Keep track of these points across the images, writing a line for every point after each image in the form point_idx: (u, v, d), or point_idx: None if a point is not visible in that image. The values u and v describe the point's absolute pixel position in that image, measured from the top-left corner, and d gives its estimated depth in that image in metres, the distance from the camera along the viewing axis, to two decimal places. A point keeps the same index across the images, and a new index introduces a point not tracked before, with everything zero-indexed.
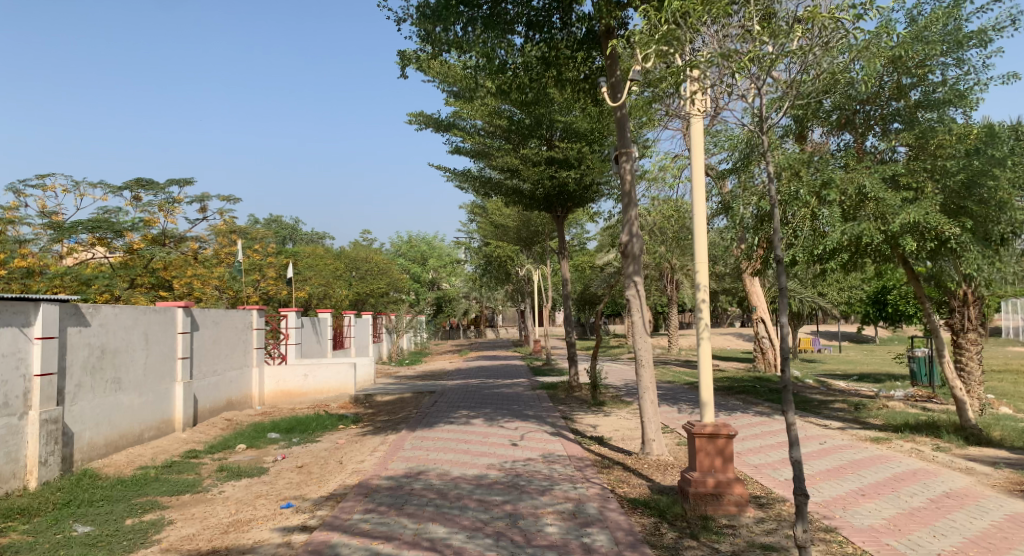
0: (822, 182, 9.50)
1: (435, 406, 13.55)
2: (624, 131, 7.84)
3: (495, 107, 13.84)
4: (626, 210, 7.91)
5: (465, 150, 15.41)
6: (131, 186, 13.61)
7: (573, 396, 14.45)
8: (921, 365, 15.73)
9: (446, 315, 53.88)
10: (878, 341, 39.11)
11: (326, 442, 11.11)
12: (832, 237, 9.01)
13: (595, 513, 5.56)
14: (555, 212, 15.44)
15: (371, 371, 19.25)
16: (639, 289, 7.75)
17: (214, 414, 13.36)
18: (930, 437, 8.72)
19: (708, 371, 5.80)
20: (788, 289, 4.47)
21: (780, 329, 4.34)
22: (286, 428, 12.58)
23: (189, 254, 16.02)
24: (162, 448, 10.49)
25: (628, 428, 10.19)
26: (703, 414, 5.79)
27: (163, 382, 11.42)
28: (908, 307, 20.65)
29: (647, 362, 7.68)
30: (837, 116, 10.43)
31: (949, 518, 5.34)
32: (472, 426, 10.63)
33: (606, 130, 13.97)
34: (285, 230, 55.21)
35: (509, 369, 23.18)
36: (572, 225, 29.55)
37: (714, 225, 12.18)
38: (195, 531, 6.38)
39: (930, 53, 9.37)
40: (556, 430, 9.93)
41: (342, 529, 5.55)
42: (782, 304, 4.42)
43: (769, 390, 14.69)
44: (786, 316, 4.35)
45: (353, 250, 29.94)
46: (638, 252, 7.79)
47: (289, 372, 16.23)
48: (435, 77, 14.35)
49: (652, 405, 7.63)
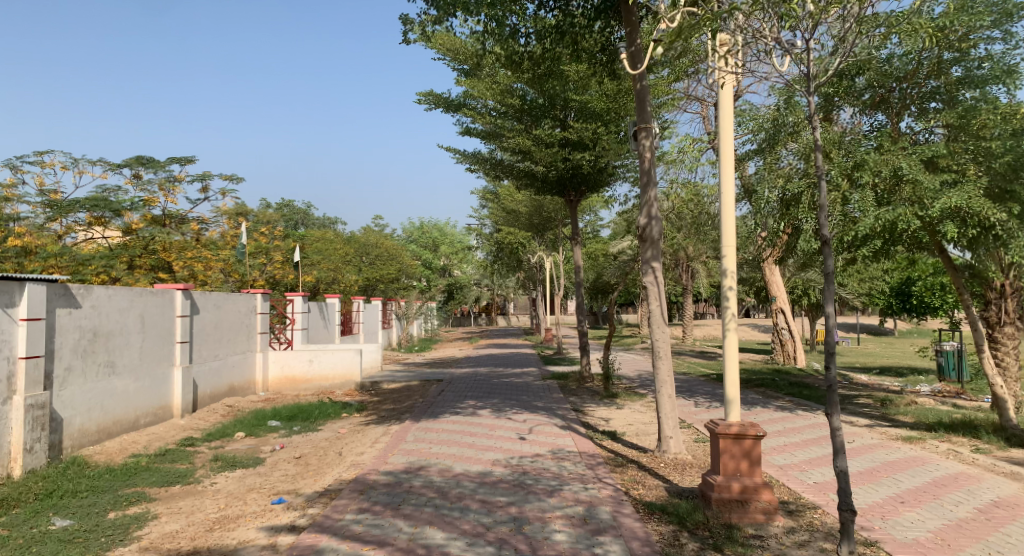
0: (855, 164, 8.90)
1: (442, 395, 13.12)
2: (644, 104, 7.22)
3: (508, 85, 13.31)
4: (644, 191, 7.35)
5: (476, 131, 14.85)
6: (131, 163, 13.21)
7: (585, 387, 13.95)
8: (949, 360, 14.96)
9: (457, 303, 53.53)
10: (898, 335, 38.24)
11: (328, 431, 10.72)
12: (866, 223, 8.40)
13: (607, 519, 5.07)
14: (568, 196, 14.87)
15: (378, 358, 18.78)
16: (658, 276, 7.19)
17: (215, 401, 13.02)
18: (968, 438, 8.13)
19: (736, 366, 5.28)
20: (835, 277, 3.94)
21: (826, 320, 3.81)
22: (287, 416, 12.19)
23: (191, 238, 15.64)
24: (158, 436, 10.13)
25: (642, 423, 9.68)
26: (728, 411, 5.27)
27: (160, 367, 11.06)
28: (933, 299, 19.90)
29: (666, 354, 7.14)
30: (870, 95, 9.76)
31: (1004, 531, 4.79)
32: (479, 417, 10.16)
33: (623, 110, 13.35)
34: (297, 215, 54.98)
35: (521, 357, 22.75)
36: (586, 212, 28.97)
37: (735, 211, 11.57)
38: (179, 528, 5.98)
39: (975, 26, 8.68)
40: (566, 424, 9.45)
41: (331, 532, 5.11)
42: (828, 293, 3.90)
43: (790, 384, 14.09)
44: (832, 305, 3.82)
45: (363, 235, 29.59)
46: (657, 236, 7.23)
47: (293, 357, 15.76)
48: (446, 52, 13.88)
49: (670, 400, 7.11)
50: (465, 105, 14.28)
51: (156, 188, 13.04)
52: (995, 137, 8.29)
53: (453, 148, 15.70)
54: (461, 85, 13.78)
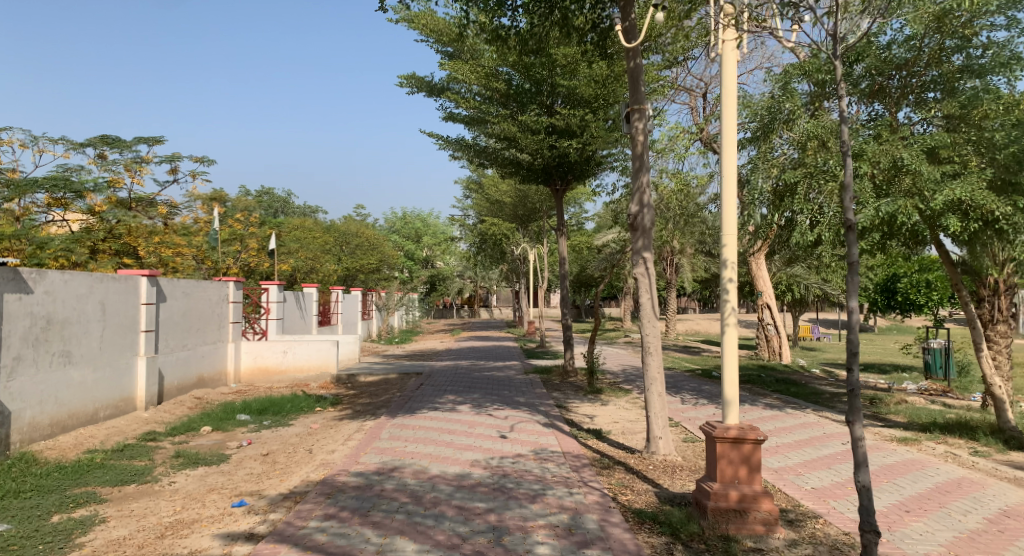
0: (853, 153, 8.54)
1: (421, 389, 12.67)
2: (637, 83, 6.79)
3: (492, 68, 12.82)
4: (636, 176, 6.88)
5: (459, 116, 14.35)
6: (94, 143, 12.44)
7: (568, 382, 13.55)
8: (937, 358, 14.75)
9: (440, 294, 52.96)
10: (878, 331, 38.35)
11: (299, 426, 10.22)
12: (865, 214, 8.04)
13: (595, 530, 4.65)
14: (554, 185, 14.42)
15: (356, 350, 18.23)
16: (649, 267, 6.78)
17: (182, 393, 12.45)
18: (965, 439, 7.85)
19: (735, 364, 4.90)
20: (859, 268, 3.53)
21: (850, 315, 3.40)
22: (257, 410, 11.66)
23: (159, 224, 14.92)
24: (118, 429, 9.56)
25: (628, 421, 9.29)
26: (726, 413, 4.87)
27: (122, 357, 10.45)
28: (919, 296, 19.80)
29: (656, 349, 6.74)
30: (868, 83, 9.35)
31: (1020, 545, 4.46)
32: (458, 414, 9.72)
33: (612, 97, 12.91)
34: (278, 203, 53.98)
35: (502, 351, 22.30)
36: (571, 203, 28.64)
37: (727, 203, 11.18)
38: (127, 534, 5.46)
39: (979, 12, 8.37)
40: (549, 421, 9.05)
41: (292, 542, 4.64)
42: (850, 285, 3.49)
43: (777, 381, 13.82)
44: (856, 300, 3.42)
45: (344, 224, 28.99)
46: (649, 224, 6.84)
47: (267, 347, 15.22)
48: (430, 33, 13.38)
49: (660, 398, 6.72)
50: (448, 89, 13.75)
51: (122, 169, 12.31)
52: (996, 128, 8.01)
53: (436, 134, 15.15)
54: (445, 67, 13.26)
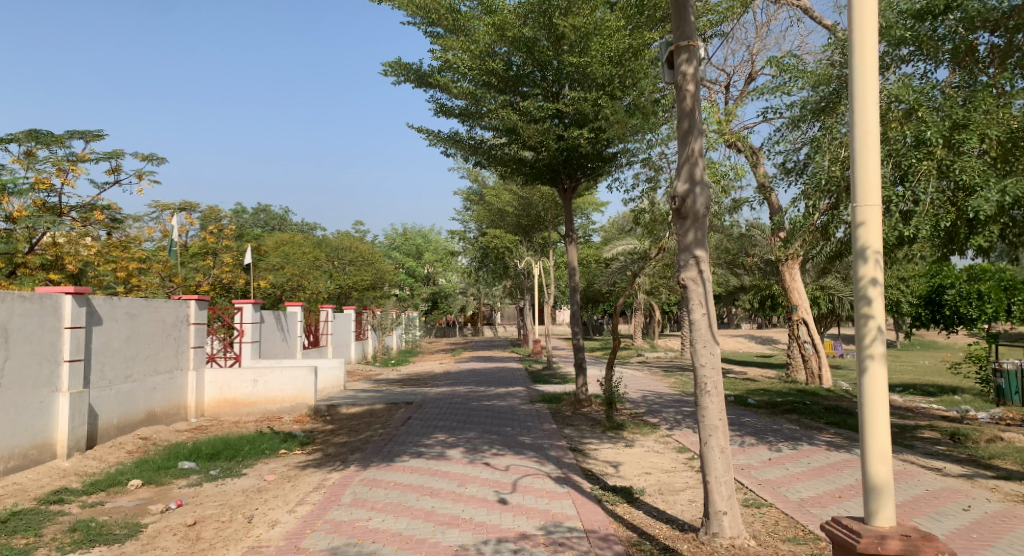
0: (953, 124, 6.63)
1: (408, 425, 10.66)
2: (684, 12, 4.88)
3: (488, 46, 10.87)
4: (683, 142, 4.92)
5: (450, 108, 12.53)
6: (19, 137, 10.43)
7: (581, 414, 11.50)
8: (1012, 382, 12.77)
9: (442, 312, 51.06)
10: (904, 347, 36.14)
11: (252, 479, 8.22)
12: (983, 199, 6.11)
13: None
14: (561, 184, 12.45)
15: (340, 377, 16.26)
16: (703, 270, 4.82)
17: (125, 433, 10.48)
18: None
19: (886, 428, 2.89)
20: None
21: None
22: (208, 454, 9.62)
23: (101, 239, 12.84)
24: (19, 488, 7.55)
25: (665, 473, 7.23)
26: (879, 510, 2.87)
27: (35, 395, 8.43)
28: (969, 310, 16.36)
29: (716, 386, 4.72)
30: (954, 44, 7.39)
31: None
32: (448, 463, 7.69)
33: (631, 77, 11.00)
34: (274, 221, 52.37)
35: (506, 373, 20.28)
36: (579, 212, 26.80)
37: (791, 201, 9.14)
38: None
39: None
40: (563, 474, 7.02)
41: None
42: None
43: (828, 410, 11.74)
44: None
45: (337, 239, 27.20)
46: (702, 210, 4.88)
47: (235, 375, 13.24)
48: (417, 13, 11.57)
49: (724, 454, 4.71)
50: (438, 75, 11.84)
51: (52, 170, 10.37)
52: None
53: (426, 129, 13.27)
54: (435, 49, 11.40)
